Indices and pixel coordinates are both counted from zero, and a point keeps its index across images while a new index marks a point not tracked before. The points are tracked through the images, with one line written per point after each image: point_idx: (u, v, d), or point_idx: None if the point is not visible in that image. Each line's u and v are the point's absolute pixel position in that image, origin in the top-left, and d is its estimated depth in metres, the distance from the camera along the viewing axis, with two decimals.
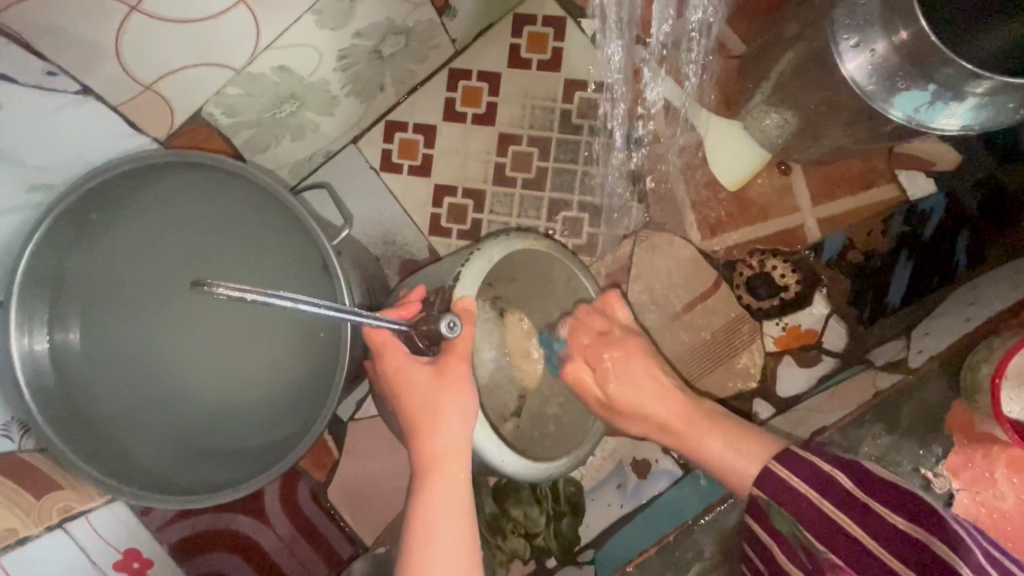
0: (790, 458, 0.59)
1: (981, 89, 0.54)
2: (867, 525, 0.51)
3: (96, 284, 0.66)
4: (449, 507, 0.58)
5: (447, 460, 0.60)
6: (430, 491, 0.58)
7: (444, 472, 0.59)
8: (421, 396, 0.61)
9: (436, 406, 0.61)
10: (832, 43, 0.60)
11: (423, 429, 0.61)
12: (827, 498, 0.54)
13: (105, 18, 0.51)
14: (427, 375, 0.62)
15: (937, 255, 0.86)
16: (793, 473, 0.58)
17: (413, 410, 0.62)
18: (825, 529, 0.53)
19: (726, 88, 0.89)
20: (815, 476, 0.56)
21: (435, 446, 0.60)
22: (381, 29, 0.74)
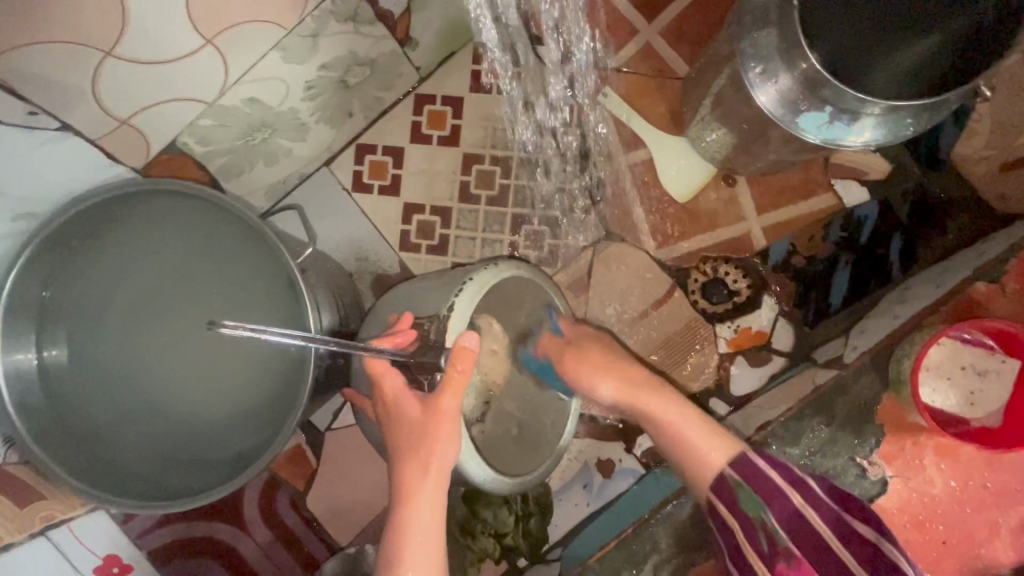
0: (767, 455, 0.64)
1: (873, 110, 0.60)
2: (834, 526, 0.58)
3: (79, 306, 0.71)
4: (429, 521, 0.63)
5: (433, 475, 0.64)
6: (410, 513, 0.63)
7: (427, 488, 0.64)
8: (419, 415, 0.65)
9: (428, 437, 0.65)
10: (743, 74, 0.66)
11: (413, 457, 0.65)
12: (803, 496, 0.60)
13: (82, 64, 0.56)
14: (418, 408, 0.66)
15: (873, 258, 0.92)
16: (769, 467, 0.62)
17: (402, 442, 0.66)
18: (794, 521, 0.58)
19: (673, 107, 0.95)
20: (813, 499, 0.60)
21: (419, 475, 0.64)
22: (345, 61, 0.80)
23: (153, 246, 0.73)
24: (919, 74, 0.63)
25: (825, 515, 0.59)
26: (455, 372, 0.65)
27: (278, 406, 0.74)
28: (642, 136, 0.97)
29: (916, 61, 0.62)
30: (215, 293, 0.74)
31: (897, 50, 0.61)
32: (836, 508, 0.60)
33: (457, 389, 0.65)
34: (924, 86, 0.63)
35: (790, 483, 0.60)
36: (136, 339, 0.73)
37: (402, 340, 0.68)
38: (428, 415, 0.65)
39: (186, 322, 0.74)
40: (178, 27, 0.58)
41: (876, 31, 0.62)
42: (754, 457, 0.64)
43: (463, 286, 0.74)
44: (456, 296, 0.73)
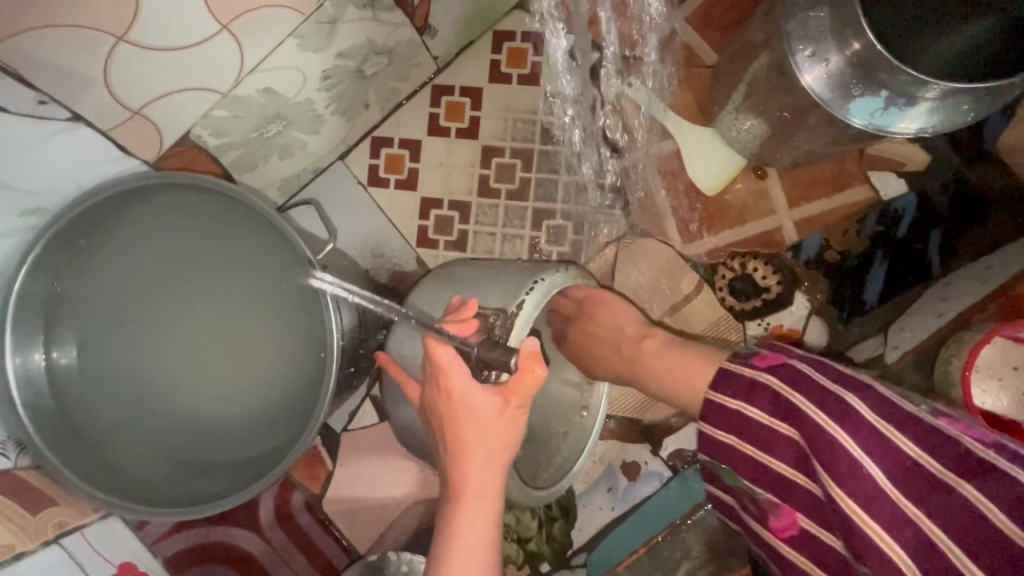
0: (722, 375, 0.61)
1: (931, 94, 0.56)
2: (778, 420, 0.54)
3: (90, 303, 0.68)
4: (479, 539, 0.56)
5: (488, 486, 0.57)
6: (462, 518, 0.56)
7: (478, 500, 0.57)
8: (480, 421, 0.57)
9: (495, 442, 0.57)
10: (790, 55, 0.63)
11: (473, 456, 0.57)
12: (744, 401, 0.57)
13: (95, 50, 0.54)
14: (488, 407, 0.57)
15: (910, 253, 0.88)
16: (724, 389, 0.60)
17: (463, 442, 0.57)
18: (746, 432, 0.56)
19: (701, 98, 0.92)
20: (749, 424, 0.56)
21: (475, 481, 0.57)
22: (363, 50, 0.77)
23: (166, 239, 0.69)
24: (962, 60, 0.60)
25: (795, 421, 0.52)
26: (527, 377, 0.57)
27: (297, 406, 0.72)
28: (668, 126, 0.93)
29: (963, 46, 0.59)
30: (232, 290, 0.71)
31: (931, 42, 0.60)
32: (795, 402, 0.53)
33: (527, 399, 0.58)
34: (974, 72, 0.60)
35: (748, 399, 0.57)
36: (149, 336, 0.70)
37: (467, 332, 0.62)
38: (497, 417, 0.57)
39: (202, 320, 0.71)
40: (192, 11, 0.55)
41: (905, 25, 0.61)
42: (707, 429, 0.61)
43: (534, 284, 0.68)
44: (526, 293, 0.67)
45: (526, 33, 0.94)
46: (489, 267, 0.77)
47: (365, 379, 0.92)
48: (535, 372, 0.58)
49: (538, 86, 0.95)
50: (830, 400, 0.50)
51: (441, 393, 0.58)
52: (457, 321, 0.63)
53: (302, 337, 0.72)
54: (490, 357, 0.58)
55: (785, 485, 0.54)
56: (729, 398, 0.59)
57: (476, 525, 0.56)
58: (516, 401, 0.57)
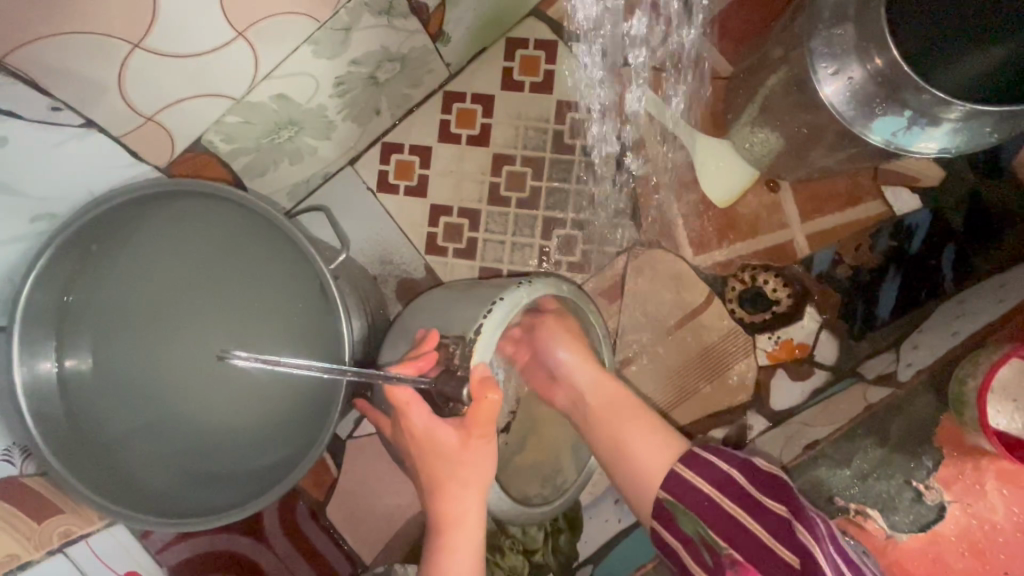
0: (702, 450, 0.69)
1: (955, 115, 0.56)
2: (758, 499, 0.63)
3: (99, 311, 0.67)
4: (465, 562, 0.63)
5: (466, 516, 0.63)
6: (449, 539, 0.63)
7: (461, 527, 0.63)
8: (447, 458, 0.61)
9: (467, 471, 0.62)
10: (811, 71, 0.63)
11: (449, 488, 0.62)
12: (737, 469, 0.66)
13: (113, 56, 0.53)
14: (452, 441, 0.60)
15: (923, 270, 0.88)
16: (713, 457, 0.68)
17: (437, 475, 0.62)
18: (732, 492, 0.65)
19: (715, 110, 0.91)
20: (730, 480, 0.65)
21: (456, 507, 0.63)
22: (376, 57, 0.76)
23: (177, 247, 0.69)
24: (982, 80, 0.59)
25: (774, 493, 0.63)
26: (481, 403, 0.59)
27: (307, 415, 0.71)
28: (680, 137, 0.92)
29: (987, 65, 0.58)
30: (242, 299, 0.70)
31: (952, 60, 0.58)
32: (774, 503, 0.62)
33: (489, 426, 0.60)
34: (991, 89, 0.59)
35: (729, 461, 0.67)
36: (158, 345, 0.69)
37: (422, 365, 0.62)
38: (462, 448, 0.61)
39: (210, 328, 0.70)
40: (210, 19, 0.54)
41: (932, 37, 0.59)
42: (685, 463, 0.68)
43: (492, 305, 0.66)
44: (486, 315, 0.65)
45: (539, 41, 0.93)
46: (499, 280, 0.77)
47: None
48: (489, 402, 0.59)
49: (551, 95, 0.94)
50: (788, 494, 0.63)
51: (407, 433, 0.62)
52: (415, 354, 0.64)
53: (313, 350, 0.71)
54: (447, 393, 0.61)
55: (729, 528, 0.63)
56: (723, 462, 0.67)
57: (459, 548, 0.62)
58: (477, 432, 0.60)
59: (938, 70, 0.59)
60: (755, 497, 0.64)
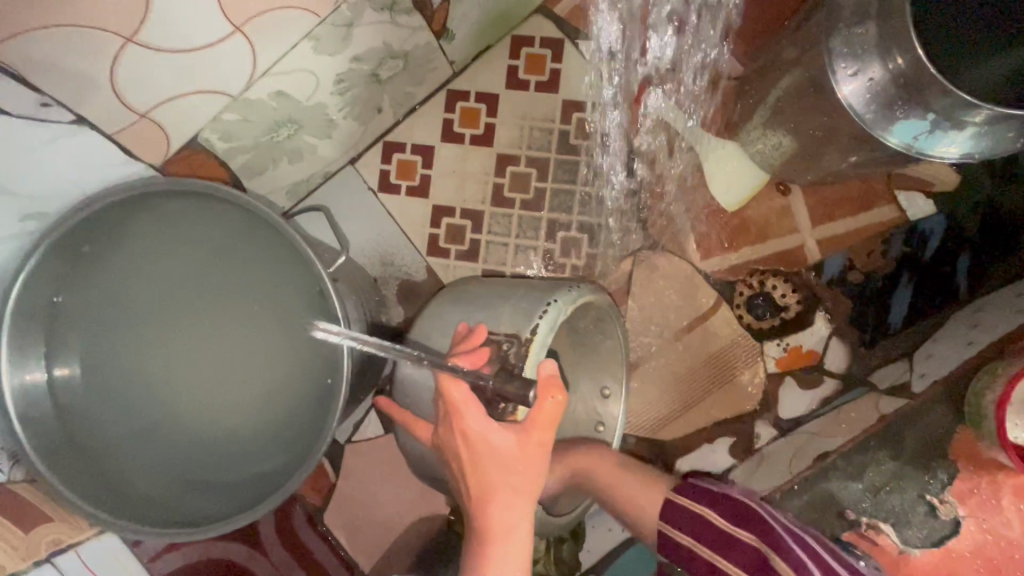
0: (687, 489, 0.68)
1: (979, 119, 0.54)
2: (727, 548, 0.62)
3: (89, 313, 0.65)
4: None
5: (509, 530, 0.57)
6: (493, 547, 0.57)
7: (505, 541, 0.57)
8: (499, 462, 0.57)
9: (518, 478, 0.57)
10: (830, 71, 0.60)
11: (496, 493, 0.57)
12: (716, 512, 0.64)
13: (103, 50, 0.51)
14: (510, 445, 0.57)
15: (937, 276, 0.86)
16: (691, 501, 0.67)
17: (484, 481, 0.57)
18: (715, 534, 0.63)
19: (724, 110, 0.89)
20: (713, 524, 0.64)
21: (502, 518, 0.57)
22: (378, 54, 0.74)
23: (171, 247, 0.67)
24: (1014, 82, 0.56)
25: (754, 527, 0.62)
26: (545, 403, 0.57)
27: (303, 421, 0.69)
28: (688, 137, 0.90)
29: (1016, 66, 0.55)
30: (239, 301, 0.68)
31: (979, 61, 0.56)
32: (747, 536, 0.62)
33: (546, 430, 0.57)
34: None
35: (707, 504, 0.65)
36: (152, 348, 0.67)
37: (479, 357, 0.60)
38: (519, 453, 0.57)
39: (207, 331, 0.68)
40: (205, 12, 0.52)
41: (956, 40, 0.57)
42: (678, 497, 0.68)
43: (547, 307, 0.66)
44: (541, 317, 0.65)
45: (545, 39, 0.91)
46: (502, 286, 0.74)
47: (371, 391, 0.90)
48: (548, 405, 0.57)
49: (557, 95, 0.92)
50: (764, 526, 0.61)
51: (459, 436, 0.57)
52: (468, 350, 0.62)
53: (311, 359, 0.69)
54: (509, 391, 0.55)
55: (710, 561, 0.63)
56: (691, 506, 0.66)
57: (505, 560, 0.56)
58: (536, 436, 0.57)
59: (964, 73, 0.57)
60: (727, 534, 0.63)
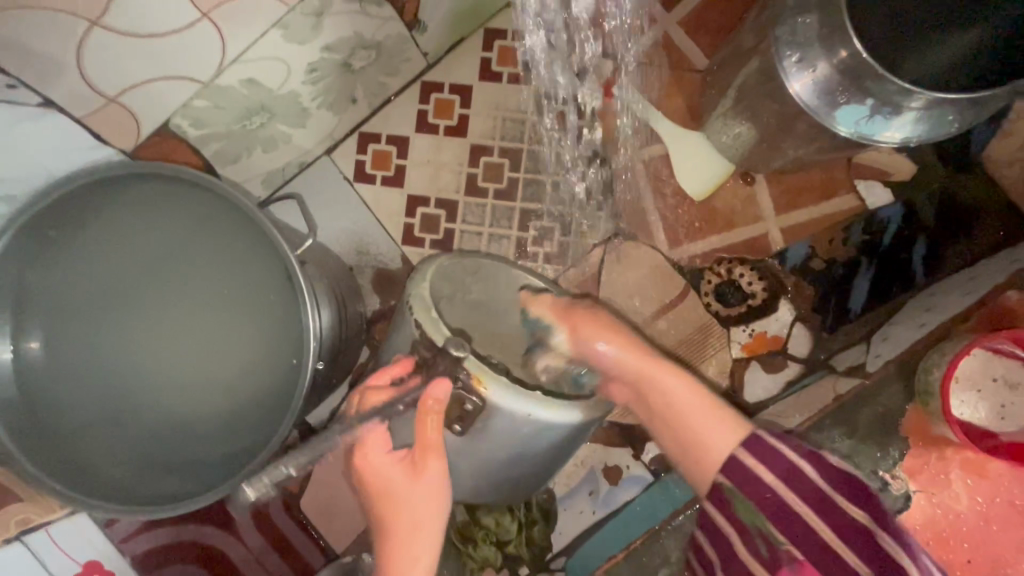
0: (751, 440, 0.57)
1: (917, 104, 0.57)
2: (824, 515, 0.51)
3: (62, 297, 0.66)
4: None
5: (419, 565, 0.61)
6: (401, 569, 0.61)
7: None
8: (398, 493, 0.62)
9: (421, 501, 0.62)
10: (778, 62, 0.63)
11: (398, 514, 0.62)
12: (787, 483, 0.53)
13: (69, 33, 0.52)
14: (400, 474, 0.63)
15: (895, 263, 0.89)
16: (757, 459, 0.55)
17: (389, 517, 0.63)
18: (810, 494, 0.52)
19: (692, 102, 0.92)
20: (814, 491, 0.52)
21: (411, 553, 0.61)
22: (350, 44, 0.76)
23: (142, 231, 0.68)
24: (952, 70, 0.59)
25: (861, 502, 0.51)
26: (427, 426, 0.61)
27: (272, 405, 0.69)
28: (656, 128, 0.92)
29: (956, 53, 0.58)
30: (209, 287, 0.70)
31: (921, 51, 0.59)
32: (857, 512, 0.51)
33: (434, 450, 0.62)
34: (961, 79, 0.59)
35: (772, 465, 0.54)
36: (127, 334, 0.69)
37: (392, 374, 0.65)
38: (412, 476, 0.63)
39: (179, 317, 0.70)
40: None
41: (900, 30, 0.60)
42: (745, 454, 0.56)
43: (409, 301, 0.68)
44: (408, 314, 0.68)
45: (517, 32, 0.93)
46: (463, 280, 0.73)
47: (346, 375, 0.91)
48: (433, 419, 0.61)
49: (528, 87, 0.94)
50: (860, 490, 0.52)
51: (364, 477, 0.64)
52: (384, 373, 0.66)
53: (281, 342, 0.69)
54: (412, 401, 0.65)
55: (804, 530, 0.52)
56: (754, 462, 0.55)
57: None
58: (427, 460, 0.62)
59: (907, 61, 0.60)
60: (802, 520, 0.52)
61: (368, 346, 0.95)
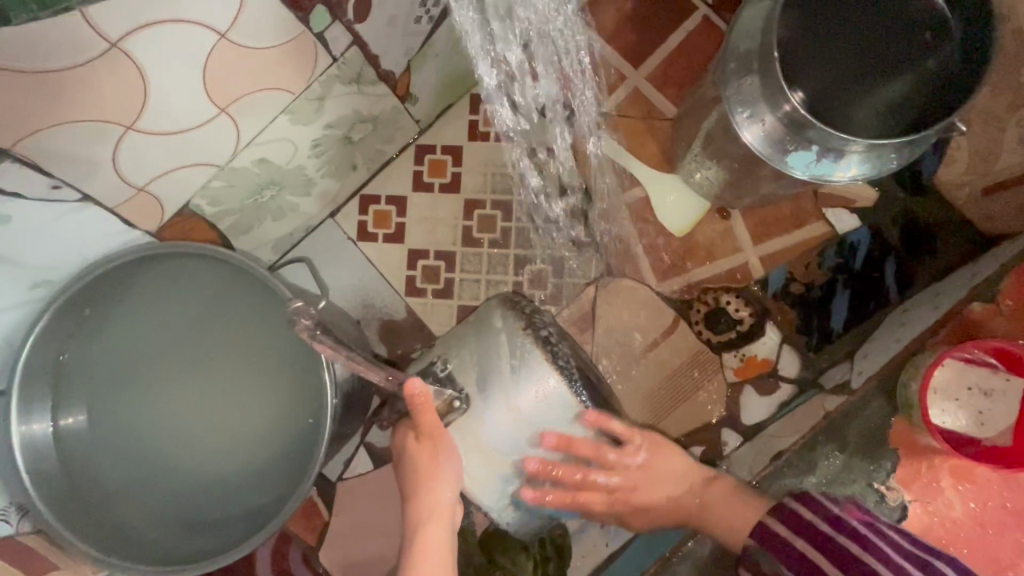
0: (786, 511, 0.69)
1: (856, 149, 0.64)
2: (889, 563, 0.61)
3: (94, 371, 0.71)
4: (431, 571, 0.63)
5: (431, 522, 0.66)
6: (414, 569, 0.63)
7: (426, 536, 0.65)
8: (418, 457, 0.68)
9: (425, 468, 0.67)
10: (731, 118, 0.71)
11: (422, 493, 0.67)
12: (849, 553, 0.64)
13: (104, 137, 0.59)
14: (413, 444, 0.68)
15: (870, 281, 0.95)
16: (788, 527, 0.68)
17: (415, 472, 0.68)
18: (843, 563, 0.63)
19: (664, 148, 1.00)
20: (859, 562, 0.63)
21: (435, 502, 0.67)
22: (350, 119, 0.83)
23: (162, 302, 0.73)
24: (893, 108, 0.71)
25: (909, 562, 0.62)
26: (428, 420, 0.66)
27: (289, 458, 0.74)
28: (634, 173, 1.00)
29: (891, 97, 0.71)
30: (236, 354, 0.75)
31: (862, 93, 0.72)
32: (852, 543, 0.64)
33: (435, 430, 0.66)
34: (905, 118, 0.71)
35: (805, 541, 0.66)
36: (151, 398, 0.73)
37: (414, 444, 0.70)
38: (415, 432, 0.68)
39: (198, 378, 0.74)
40: (195, 98, 0.61)
41: (837, 85, 0.73)
42: (773, 523, 0.69)
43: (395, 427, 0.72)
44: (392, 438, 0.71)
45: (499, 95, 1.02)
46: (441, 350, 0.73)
47: (359, 427, 0.96)
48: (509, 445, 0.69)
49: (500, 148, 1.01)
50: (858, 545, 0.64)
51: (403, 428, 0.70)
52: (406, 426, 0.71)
53: (298, 401, 0.74)
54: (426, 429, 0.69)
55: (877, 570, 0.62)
56: (780, 527, 0.69)
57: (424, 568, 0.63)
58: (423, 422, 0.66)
59: (849, 107, 0.72)
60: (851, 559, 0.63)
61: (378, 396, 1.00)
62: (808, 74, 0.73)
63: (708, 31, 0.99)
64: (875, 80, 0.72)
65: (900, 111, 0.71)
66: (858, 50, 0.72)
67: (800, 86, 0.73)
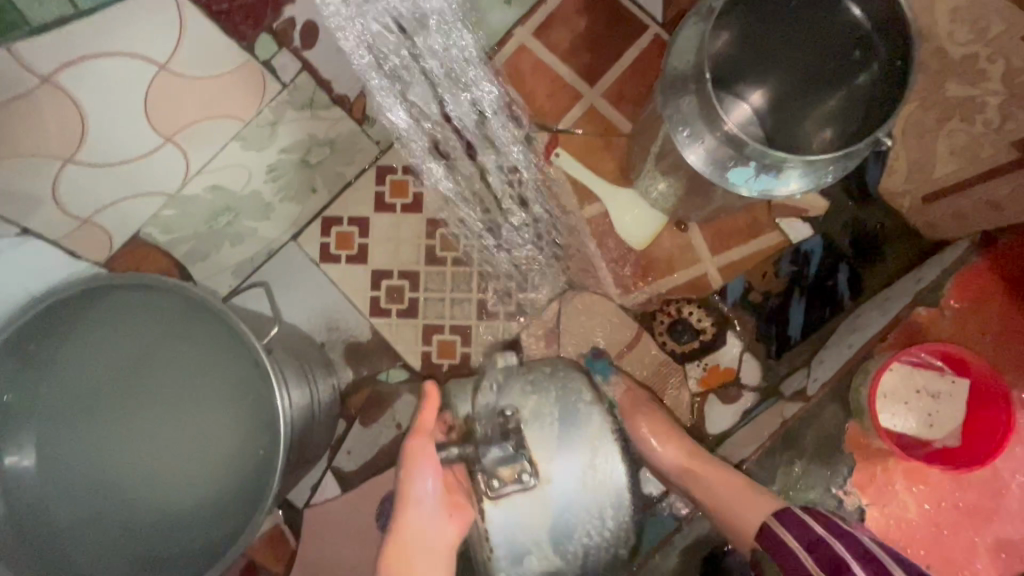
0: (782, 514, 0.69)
1: (791, 167, 0.67)
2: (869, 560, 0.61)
3: (36, 408, 0.69)
4: None
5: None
6: None
7: None
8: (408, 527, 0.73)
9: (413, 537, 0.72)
10: (674, 137, 0.74)
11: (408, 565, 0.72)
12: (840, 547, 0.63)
13: (44, 172, 0.58)
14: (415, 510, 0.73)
15: (824, 288, 0.97)
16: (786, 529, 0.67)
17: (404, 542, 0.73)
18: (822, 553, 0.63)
19: (622, 163, 1.01)
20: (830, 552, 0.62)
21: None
22: (305, 144, 0.83)
23: (109, 334, 0.71)
24: (834, 116, 0.79)
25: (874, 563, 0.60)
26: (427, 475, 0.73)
27: (247, 489, 0.72)
28: (594, 188, 1.01)
29: (832, 106, 0.78)
30: (188, 384, 0.73)
31: (812, 101, 0.81)
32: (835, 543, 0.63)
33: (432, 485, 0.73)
34: (844, 126, 0.77)
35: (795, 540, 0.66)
36: (95, 435, 0.70)
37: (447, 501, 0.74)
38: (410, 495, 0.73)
39: (146, 411, 0.71)
40: (140, 131, 0.61)
41: (793, 90, 0.82)
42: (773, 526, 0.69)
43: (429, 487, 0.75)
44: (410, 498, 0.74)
45: None
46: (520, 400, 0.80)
47: (325, 451, 0.95)
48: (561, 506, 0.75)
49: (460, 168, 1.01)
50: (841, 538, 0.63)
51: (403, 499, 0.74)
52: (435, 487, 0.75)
53: (253, 430, 0.73)
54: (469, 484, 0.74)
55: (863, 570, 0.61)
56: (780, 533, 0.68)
57: None
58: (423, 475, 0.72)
59: (802, 113, 0.82)
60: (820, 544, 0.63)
61: (344, 419, 0.99)
62: (763, 82, 0.83)
63: (660, 48, 1.01)
64: (825, 88, 0.78)
65: (838, 120, 0.78)
66: (808, 57, 0.78)
67: (762, 93, 0.84)
